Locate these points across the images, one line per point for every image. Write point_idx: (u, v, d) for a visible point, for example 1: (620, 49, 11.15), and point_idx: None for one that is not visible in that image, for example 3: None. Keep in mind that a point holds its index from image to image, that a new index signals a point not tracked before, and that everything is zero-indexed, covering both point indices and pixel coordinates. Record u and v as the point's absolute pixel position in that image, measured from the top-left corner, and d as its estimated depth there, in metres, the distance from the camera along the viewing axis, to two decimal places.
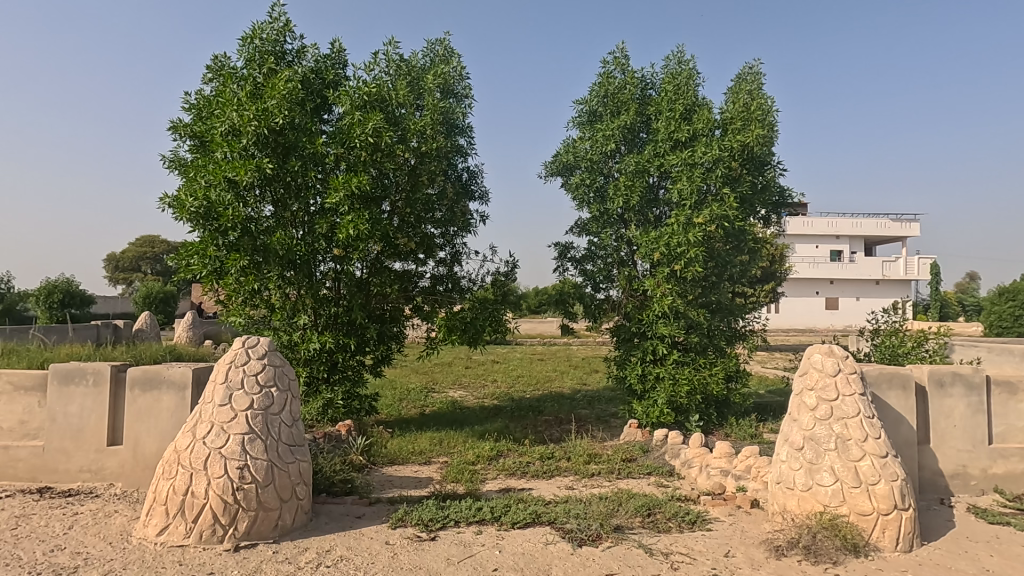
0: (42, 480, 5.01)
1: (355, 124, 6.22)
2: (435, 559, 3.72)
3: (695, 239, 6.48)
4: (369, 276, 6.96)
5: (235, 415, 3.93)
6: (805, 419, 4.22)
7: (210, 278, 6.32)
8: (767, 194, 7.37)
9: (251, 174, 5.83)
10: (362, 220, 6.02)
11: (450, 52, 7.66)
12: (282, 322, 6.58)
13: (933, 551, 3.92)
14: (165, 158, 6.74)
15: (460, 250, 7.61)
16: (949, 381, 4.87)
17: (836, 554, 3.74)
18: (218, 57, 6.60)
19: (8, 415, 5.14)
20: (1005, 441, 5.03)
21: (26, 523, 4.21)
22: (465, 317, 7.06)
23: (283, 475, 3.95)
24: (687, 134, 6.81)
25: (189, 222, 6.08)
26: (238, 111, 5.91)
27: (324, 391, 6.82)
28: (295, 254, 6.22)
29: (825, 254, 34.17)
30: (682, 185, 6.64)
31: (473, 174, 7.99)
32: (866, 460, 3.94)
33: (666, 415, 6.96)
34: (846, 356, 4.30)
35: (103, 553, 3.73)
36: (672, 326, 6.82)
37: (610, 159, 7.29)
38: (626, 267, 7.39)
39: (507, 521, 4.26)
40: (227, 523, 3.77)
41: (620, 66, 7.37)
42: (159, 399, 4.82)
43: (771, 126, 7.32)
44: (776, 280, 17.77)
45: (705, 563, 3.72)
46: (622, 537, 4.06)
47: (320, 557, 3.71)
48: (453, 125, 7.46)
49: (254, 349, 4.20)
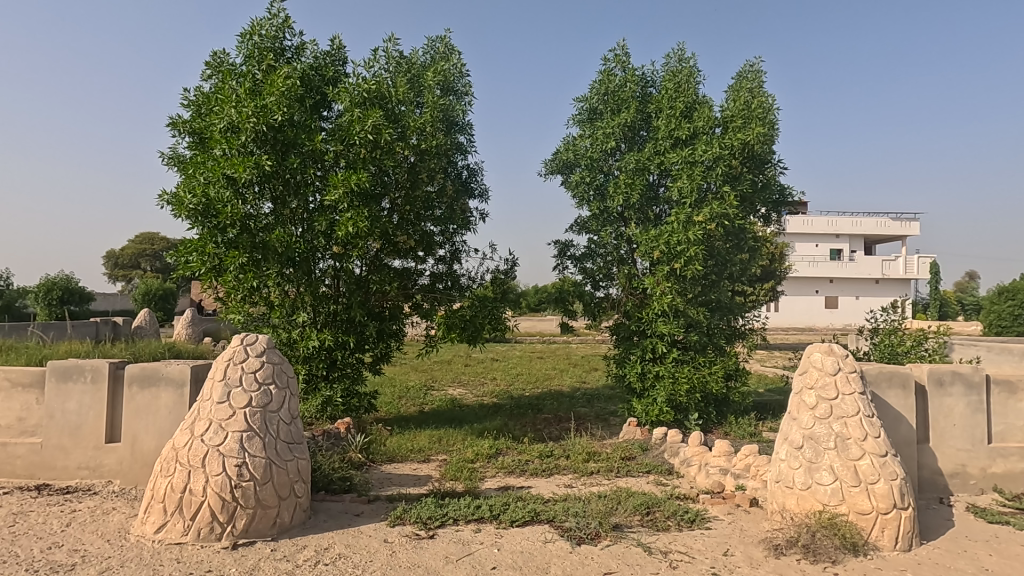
0: (40, 477, 5.01)
1: (355, 121, 6.20)
2: (434, 557, 3.71)
3: (694, 238, 6.47)
4: (369, 273, 6.92)
5: (234, 413, 3.92)
6: (804, 418, 4.21)
7: (209, 275, 6.31)
8: (768, 193, 7.35)
9: (250, 171, 5.80)
10: (362, 217, 6.00)
11: (451, 49, 7.64)
12: (281, 320, 6.58)
13: (931, 550, 3.92)
14: (165, 155, 6.72)
15: (460, 248, 7.60)
16: (949, 380, 4.86)
17: (835, 553, 3.73)
18: (217, 53, 6.58)
19: (6, 412, 5.13)
20: (1005, 440, 5.02)
21: (24, 520, 4.21)
22: (465, 314, 7.02)
23: (282, 473, 3.94)
24: (687, 133, 6.80)
25: (187, 219, 6.05)
26: (237, 108, 5.90)
27: (323, 389, 6.80)
28: (295, 251, 6.21)
29: (825, 253, 34.15)
30: (682, 183, 6.63)
31: (473, 172, 7.97)
32: (866, 459, 3.94)
33: (665, 414, 6.96)
34: (846, 355, 4.29)
35: (100, 551, 3.72)
36: (672, 325, 6.82)
37: (610, 157, 7.29)
38: (626, 265, 7.37)
39: (506, 519, 4.26)
40: (226, 521, 3.76)
41: (620, 64, 7.34)
42: (158, 396, 4.81)
43: (772, 124, 7.29)
44: (776, 279, 17.75)
45: (704, 561, 3.71)
46: (622, 536, 4.06)
47: (319, 555, 3.71)
48: (453, 123, 7.44)
49: (253, 346, 4.18)
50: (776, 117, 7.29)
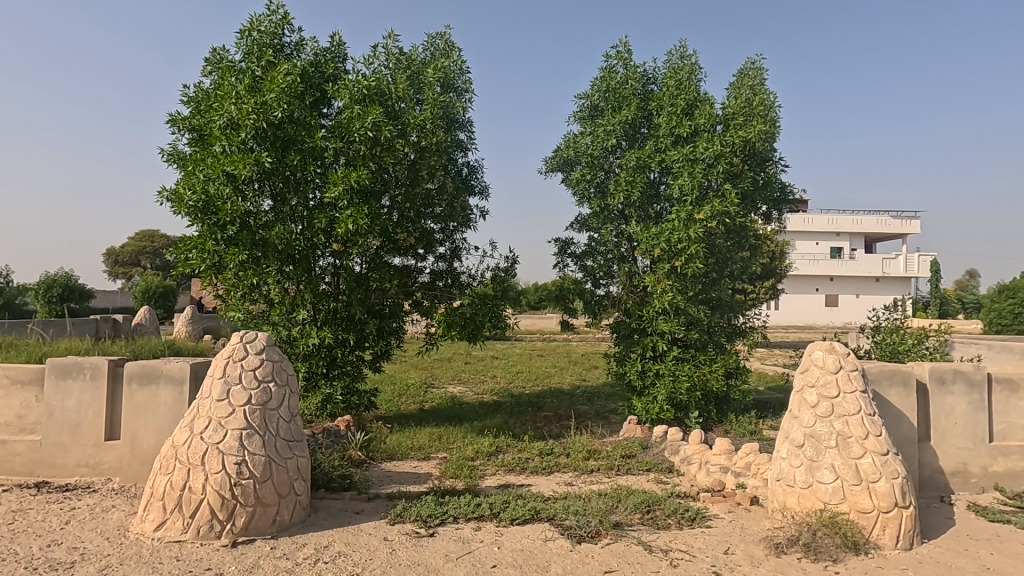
0: (40, 475, 5.00)
1: (355, 118, 6.18)
2: (434, 555, 3.70)
3: (695, 235, 6.45)
4: (369, 271, 6.92)
5: (233, 411, 3.91)
6: (805, 416, 4.20)
7: (209, 272, 6.30)
8: (768, 190, 7.33)
9: (250, 167, 5.77)
10: (362, 214, 5.99)
11: (451, 45, 7.61)
12: (281, 317, 6.58)
13: (933, 549, 3.91)
14: (164, 152, 6.70)
15: (460, 246, 7.58)
16: (950, 378, 4.85)
17: (836, 552, 3.72)
18: (217, 50, 6.55)
19: (5, 409, 5.12)
20: (1006, 438, 5.01)
21: (23, 518, 4.20)
22: (465, 312, 7.01)
23: (282, 470, 3.93)
24: (688, 130, 6.78)
25: (187, 215, 6.02)
26: (237, 104, 5.87)
27: (323, 386, 6.78)
28: (295, 248, 6.19)
29: (825, 251, 34.11)
30: (683, 182, 6.61)
31: (473, 169, 7.96)
32: (866, 457, 3.93)
33: (666, 412, 6.95)
34: (848, 353, 4.28)
35: (100, 549, 3.70)
36: (672, 323, 6.81)
37: (611, 154, 7.27)
38: (626, 263, 7.36)
39: (506, 517, 4.25)
40: (225, 519, 3.75)
41: (622, 61, 7.33)
42: (157, 394, 4.78)
43: (774, 121, 7.26)
44: (776, 277, 17.73)
45: (705, 560, 3.70)
46: (622, 534, 4.04)
47: (319, 553, 3.70)
48: (453, 120, 7.42)
49: (253, 344, 4.16)
50: (777, 114, 7.27)
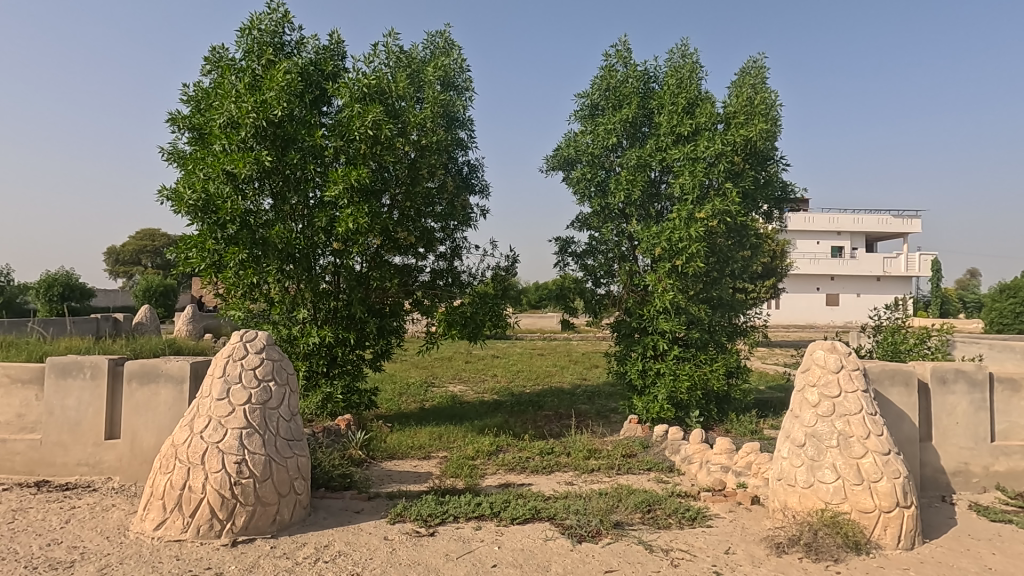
0: (40, 474, 5.00)
1: (355, 117, 6.16)
2: (434, 555, 3.69)
3: (696, 234, 6.42)
4: (369, 270, 6.89)
5: (233, 410, 3.91)
6: (806, 416, 4.18)
7: (209, 271, 6.29)
8: (769, 189, 7.30)
9: (250, 166, 5.74)
10: (362, 214, 5.97)
11: (451, 44, 7.62)
12: (281, 316, 6.58)
13: (935, 549, 3.89)
14: (164, 151, 6.70)
15: (460, 245, 7.58)
16: (952, 377, 4.84)
17: (837, 551, 3.70)
18: (217, 48, 6.56)
19: (6, 408, 5.12)
20: (1008, 438, 4.99)
21: (23, 516, 4.20)
22: (465, 311, 7.04)
23: (282, 469, 3.92)
24: (689, 129, 6.77)
25: (187, 214, 6.02)
26: (237, 103, 5.86)
27: (323, 385, 6.80)
28: (295, 247, 6.18)
29: (826, 251, 34.04)
30: (683, 180, 6.59)
31: (473, 168, 7.95)
32: (868, 457, 3.91)
33: (666, 411, 6.93)
34: (849, 353, 4.26)
35: (100, 548, 3.70)
36: (672, 322, 6.80)
37: (611, 153, 7.26)
38: (627, 262, 7.34)
39: (506, 516, 4.24)
40: (225, 518, 3.74)
41: (622, 59, 7.32)
42: (157, 392, 4.77)
43: (775, 120, 7.24)
44: (776, 276, 17.67)
45: (706, 559, 3.70)
46: (622, 534, 4.03)
47: (319, 552, 3.69)
48: (453, 118, 7.42)
49: (253, 342, 4.14)
50: (778, 113, 7.25)
